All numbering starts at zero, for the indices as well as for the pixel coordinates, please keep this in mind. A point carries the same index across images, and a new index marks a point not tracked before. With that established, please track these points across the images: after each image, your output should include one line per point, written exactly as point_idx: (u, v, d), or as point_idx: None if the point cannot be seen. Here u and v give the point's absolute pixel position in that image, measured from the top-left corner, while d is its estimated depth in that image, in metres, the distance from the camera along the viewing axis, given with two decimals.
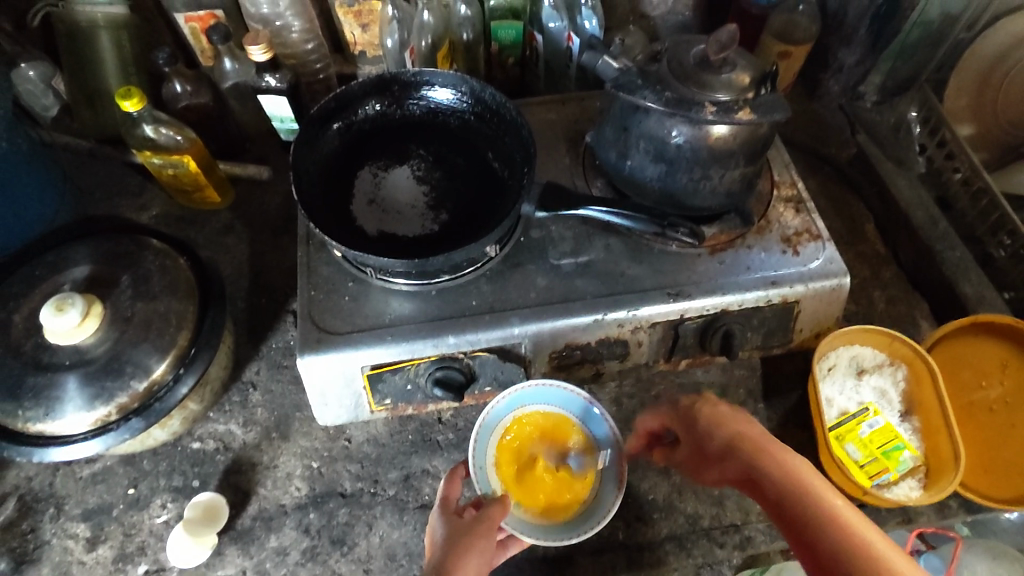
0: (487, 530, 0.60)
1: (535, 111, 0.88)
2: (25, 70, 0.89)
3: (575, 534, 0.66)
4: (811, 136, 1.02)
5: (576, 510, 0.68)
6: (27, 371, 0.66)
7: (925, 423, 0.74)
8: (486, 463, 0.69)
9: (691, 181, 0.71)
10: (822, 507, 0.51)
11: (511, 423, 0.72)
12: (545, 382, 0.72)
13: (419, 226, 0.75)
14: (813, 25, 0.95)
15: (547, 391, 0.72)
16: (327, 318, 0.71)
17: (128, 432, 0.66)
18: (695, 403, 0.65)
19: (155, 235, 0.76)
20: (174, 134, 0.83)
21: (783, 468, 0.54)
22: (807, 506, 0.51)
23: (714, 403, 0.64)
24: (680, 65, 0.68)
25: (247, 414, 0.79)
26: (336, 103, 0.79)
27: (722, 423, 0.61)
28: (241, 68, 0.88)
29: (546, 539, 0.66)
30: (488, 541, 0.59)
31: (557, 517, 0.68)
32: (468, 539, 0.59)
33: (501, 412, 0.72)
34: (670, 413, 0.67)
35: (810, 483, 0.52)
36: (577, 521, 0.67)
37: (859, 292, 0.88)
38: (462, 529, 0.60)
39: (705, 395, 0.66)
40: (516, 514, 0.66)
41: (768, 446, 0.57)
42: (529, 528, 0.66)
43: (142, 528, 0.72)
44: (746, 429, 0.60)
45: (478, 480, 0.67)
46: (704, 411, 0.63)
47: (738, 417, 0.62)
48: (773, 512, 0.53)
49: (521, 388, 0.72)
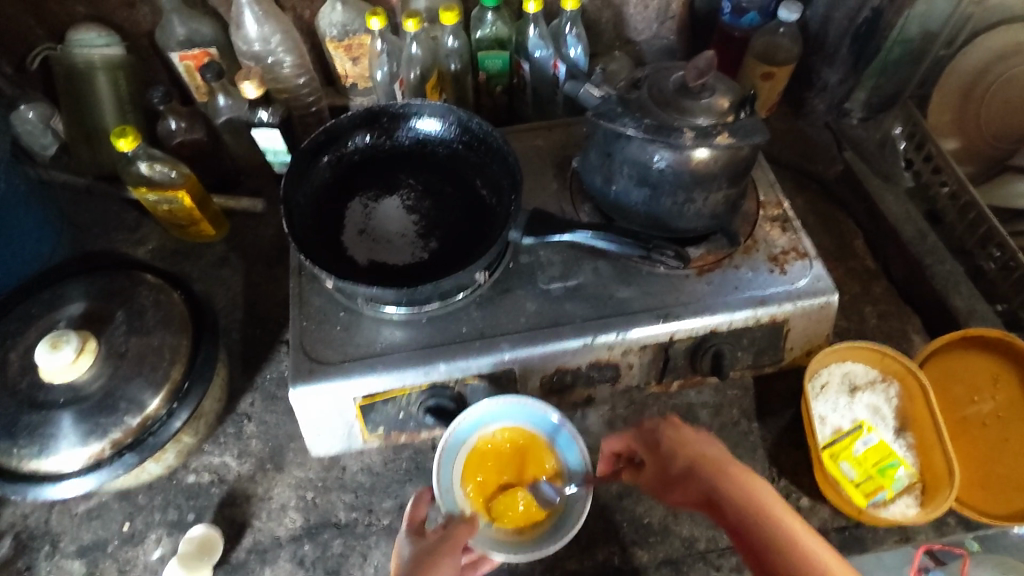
0: (453, 549, 0.59)
1: (523, 138, 0.90)
2: (25, 112, 0.92)
3: (550, 543, 0.65)
4: (798, 154, 1.04)
5: (549, 521, 0.67)
6: (22, 409, 0.67)
7: (919, 440, 0.73)
8: (452, 486, 0.68)
9: (675, 204, 0.72)
10: (782, 530, 0.52)
11: (475, 443, 0.70)
12: (506, 400, 0.69)
13: (409, 255, 0.76)
14: (795, 46, 0.97)
15: (506, 408, 0.70)
16: (319, 348, 0.72)
17: (122, 467, 0.66)
18: (659, 425, 0.65)
19: (149, 270, 0.78)
20: (169, 170, 0.85)
21: (747, 493, 0.56)
22: (767, 534, 0.52)
23: (679, 425, 0.65)
24: (660, 91, 0.69)
25: (241, 446, 0.79)
26: (326, 136, 0.81)
27: (683, 444, 0.62)
28: (234, 103, 0.92)
29: (521, 554, 0.65)
30: (453, 561, 0.58)
31: (530, 530, 0.67)
32: (430, 561, 0.58)
33: (465, 433, 0.69)
34: (634, 436, 0.68)
35: (769, 507, 0.54)
36: (551, 531, 0.67)
37: (850, 308, 0.89)
38: (425, 551, 0.59)
39: (670, 418, 0.66)
40: (487, 533, 0.66)
41: (731, 469, 0.58)
42: (501, 545, 0.65)
43: (136, 564, 0.72)
44: (708, 451, 0.61)
45: (445, 504, 0.66)
46: (666, 432, 0.64)
47: (701, 437, 0.63)
48: (735, 537, 0.54)
49: (482, 405, 0.69)
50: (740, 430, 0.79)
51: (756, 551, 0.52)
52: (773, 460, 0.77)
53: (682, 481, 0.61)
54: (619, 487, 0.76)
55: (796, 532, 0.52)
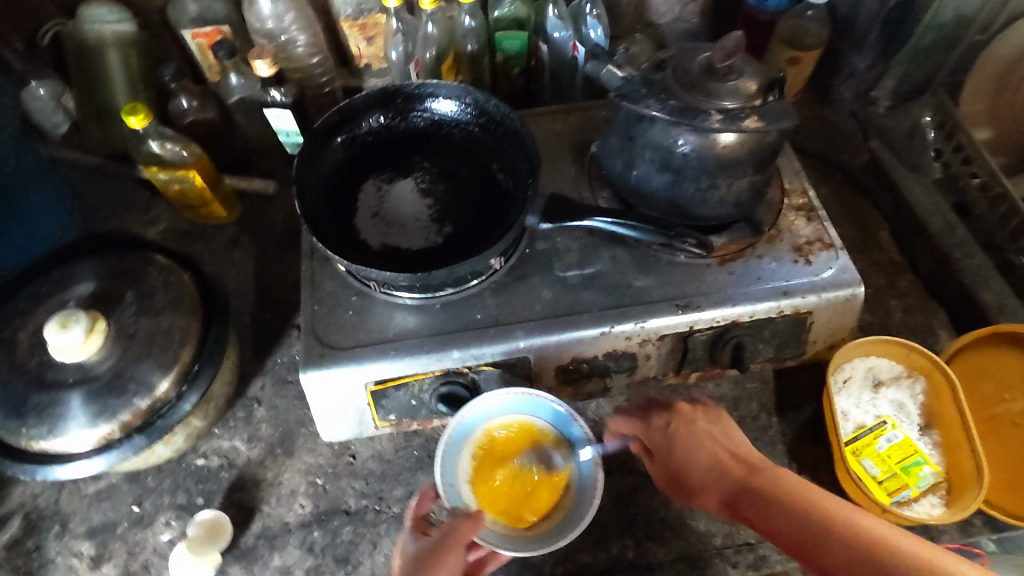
0: (455, 545, 0.59)
1: (540, 121, 0.87)
2: (36, 88, 0.91)
3: (561, 538, 0.63)
4: (823, 142, 1.01)
5: (558, 515, 0.65)
6: (32, 388, 0.66)
7: (945, 438, 0.71)
8: (457, 481, 0.66)
9: (698, 190, 0.70)
10: (816, 513, 0.52)
11: (480, 437, 0.68)
12: (508, 392, 0.68)
13: (423, 239, 0.74)
14: (824, 31, 0.94)
15: (512, 400, 0.68)
16: (330, 333, 0.70)
17: (131, 449, 0.65)
18: (668, 423, 0.65)
19: (160, 250, 0.76)
20: (179, 149, 0.84)
21: (775, 486, 0.56)
22: (804, 522, 0.52)
23: (690, 418, 0.64)
24: (685, 73, 0.66)
25: (251, 430, 0.78)
26: (340, 116, 0.79)
27: (697, 443, 0.62)
28: (246, 83, 0.90)
29: (531, 549, 0.63)
30: (456, 558, 0.58)
31: (539, 524, 0.65)
32: (433, 560, 0.58)
33: (469, 427, 0.68)
34: (642, 428, 0.66)
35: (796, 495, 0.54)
36: (561, 524, 0.64)
37: (874, 302, 0.86)
38: (428, 548, 0.59)
39: (677, 409, 0.65)
40: (493, 528, 0.64)
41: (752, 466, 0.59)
42: (509, 540, 0.63)
43: (145, 546, 0.72)
44: (722, 451, 0.61)
45: (449, 499, 0.64)
46: (679, 432, 0.63)
47: (713, 435, 0.63)
48: (770, 537, 0.54)
49: (489, 396, 0.68)
50: (759, 425, 0.77)
51: (795, 545, 0.52)
52: (793, 456, 0.75)
53: (701, 487, 0.61)
54: (634, 480, 0.74)
55: (830, 510, 0.52)
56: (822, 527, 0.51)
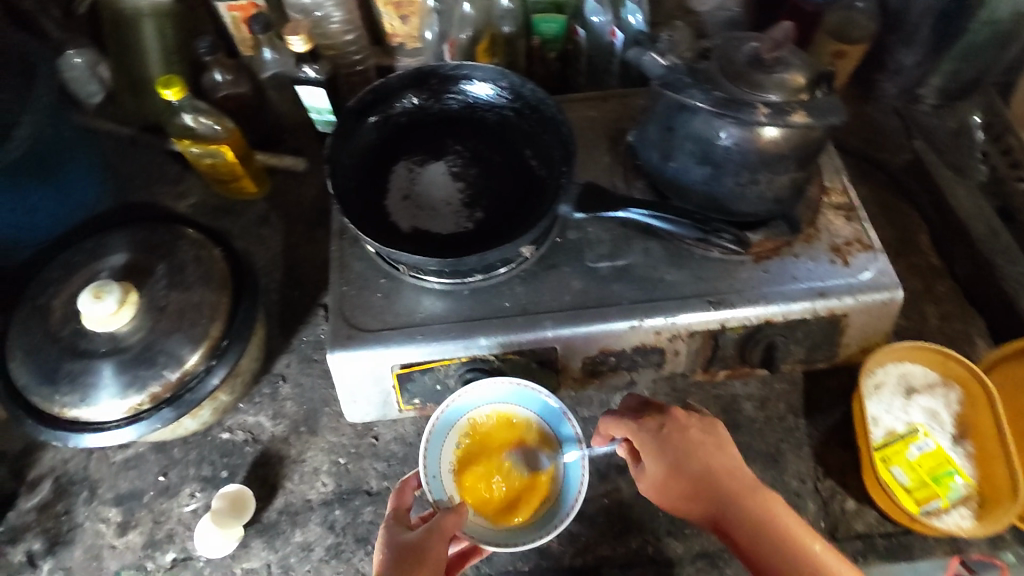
0: (440, 538, 0.58)
1: (575, 108, 0.86)
2: (72, 57, 0.91)
3: (542, 532, 0.63)
4: (864, 140, 0.98)
5: (541, 510, 0.65)
6: (64, 356, 0.67)
7: (980, 450, 0.70)
8: (440, 471, 0.66)
9: (737, 185, 0.68)
10: (804, 552, 0.54)
11: (463, 428, 0.68)
12: (493, 381, 0.68)
13: (453, 224, 0.74)
14: (873, 24, 0.91)
15: (499, 390, 0.68)
16: (358, 315, 0.70)
17: (160, 421, 0.66)
18: (662, 427, 0.61)
19: (191, 225, 0.77)
20: (212, 123, 0.83)
21: (765, 516, 0.56)
22: (790, 559, 0.54)
23: (683, 425, 0.61)
24: (731, 63, 0.64)
25: (276, 407, 0.79)
26: (373, 96, 0.78)
27: (691, 451, 0.59)
28: (280, 58, 0.89)
29: (513, 543, 0.63)
30: (442, 550, 0.58)
31: (522, 518, 0.64)
32: (418, 555, 0.57)
33: (454, 416, 0.68)
34: (635, 429, 0.62)
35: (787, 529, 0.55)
36: (543, 518, 0.64)
37: (910, 306, 0.84)
38: (409, 544, 0.58)
39: (671, 412, 0.62)
40: (475, 521, 0.63)
41: (742, 487, 0.58)
42: (491, 534, 0.63)
43: (171, 516, 0.73)
44: (716, 460, 0.59)
45: (431, 490, 0.64)
46: (672, 439, 0.60)
47: (706, 443, 0.60)
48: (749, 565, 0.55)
49: (478, 385, 0.68)
50: (786, 426, 0.76)
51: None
52: (819, 459, 0.74)
53: (686, 497, 0.59)
54: None
55: (818, 554, 0.54)
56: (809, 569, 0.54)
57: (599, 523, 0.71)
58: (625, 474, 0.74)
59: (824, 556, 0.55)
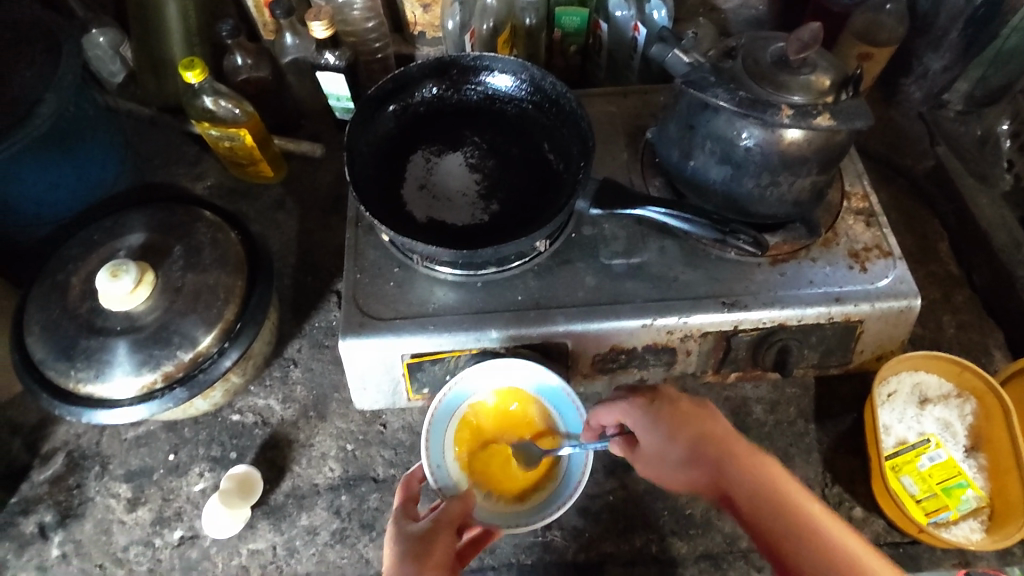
0: (447, 527, 0.59)
1: (595, 102, 0.85)
2: (95, 36, 0.91)
3: (552, 509, 0.64)
4: (886, 144, 0.96)
5: (550, 486, 0.65)
6: (81, 333, 0.68)
7: (993, 463, 0.69)
8: (444, 460, 0.65)
9: (758, 187, 0.67)
10: (800, 512, 0.50)
11: (463, 413, 0.68)
12: (491, 364, 0.66)
13: (468, 215, 0.73)
14: (901, 26, 0.88)
15: (498, 371, 0.67)
16: (371, 303, 0.70)
17: (172, 401, 0.66)
18: (651, 403, 0.59)
19: (208, 207, 0.77)
20: (233, 107, 0.84)
21: (760, 473, 0.53)
22: (787, 521, 0.49)
23: (674, 399, 0.59)
24: (755, 63, 0.64)
25: (286, 391, 0.79)
26: (393, 84, 0.78)
27: (682, 420, 0.57)
28: (301, 43, 0.90)
29: (524, 524, 0.63)
30: (449, 540, 0.58)
31: (531, 497, 0.65)
32: (425, 544, 0.57)
33: (453, 403, 0.67)
34: (624, 407, 0.60)
35: (784, 489, 0.52)
36: (552, 496, 0.65)
37: (927, 315, 0.83)
38: (415, 534, 0.58)
39: (662, 389, 0.60)
40: (485, 505, 0.64)
41: (736, 446, 0.56)
42: (503, 517, 0.63)
43: (180, 494, 0.74)
44: (710, 427, 0.57)
45: (437, 479, 0.64)
46: (663, 413, 0.58)
47: (698, 414, 0.58)
48: (746, 527, 0.51)
49: (476, 368, 0.67)
50: (796, 431, 0.76)
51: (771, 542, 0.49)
52: (828, 465, 0.74)
53: (682, 466, 0.56)
54: None
55: (820, 518, 0.49)
56: (809, 532, 0.49)
57: (604, 519, 0.71)
58: (631, 471, 0.74)
59: (822, 516, 0.50)
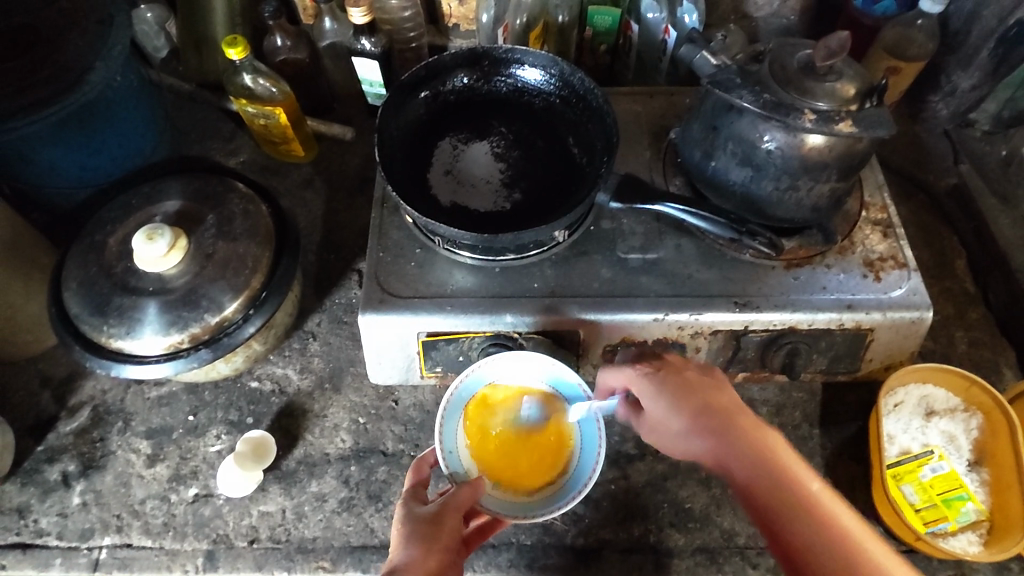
0: (453, 511, 0.60)
1: (621, 101, 0.87)
2: (143, 11, 0.98)
3: (559, 502, 0.64)
4: (910, 159, 0.97)
5: (559, 480, 0.66)
6: (115, 292, 0.71)
7: (995, 478, 0.69)
8: (456, 446, 0.67)
9: (777, 190, 0.69)
10: (799, 487, 0.51)
11: (478, 402, 0.69)
12: (506, 355, 0.68)
13: (491, 202, 0.75)
14: (931, 42, 0.88)
15: (518, 361, 0.69)
16: (391, 281, 0.72)
17: (196, 360, 0.69)
18: (658, 370, 0.61)
19: (241, 179, 0.80)
20: (269, 85, 0.87)
21: (762, 447, 0.54)
22: (787, 495, 0.51)
23: (680, 368, 0.60)
24: (783, 68, 0.65)
25: (304, 361, 0.82)
26: (426, 72, 0.80)
27: (690, 389, 0.59)
28: (339, 28, 0.95)
29: (532, 516, 0.64)
30: (456, 524, 0.60)
31: (540, 489, 0.66)
32: (432, 527, 0.59)
33: (469, 391, 0.69)
34: (631, 375, 0.62)
35: (784, 462, 0.53)
36: (561, 490, 0.65)
37: (939, 330, 0.84)
38: (422, 517, 0.60)
39: (669, 358, 0.62)
40: (494, 494, 0.65)
41: (741, 420, 0.56)
42: (511, 507, 0.64)
43: (197, 454, 0.77)
44: (715, 397, 0.58)
45: (448, 465, 0.65)
46: (669, 381, 0.59)
47: (705, 384, 0.59)
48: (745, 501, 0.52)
49: (492, 358, 0.69)
50: (800, 435, 0.77)
51: (768, 516, 0.51)
52: (829, 469, 0.75)
53: (683, 436, 0.58)
54: (664, 468, 0.75)
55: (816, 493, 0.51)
56: (803, 508, 0.50)
57: (605, 507, 0.73)
58: (633, 463, 0.75)
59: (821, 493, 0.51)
